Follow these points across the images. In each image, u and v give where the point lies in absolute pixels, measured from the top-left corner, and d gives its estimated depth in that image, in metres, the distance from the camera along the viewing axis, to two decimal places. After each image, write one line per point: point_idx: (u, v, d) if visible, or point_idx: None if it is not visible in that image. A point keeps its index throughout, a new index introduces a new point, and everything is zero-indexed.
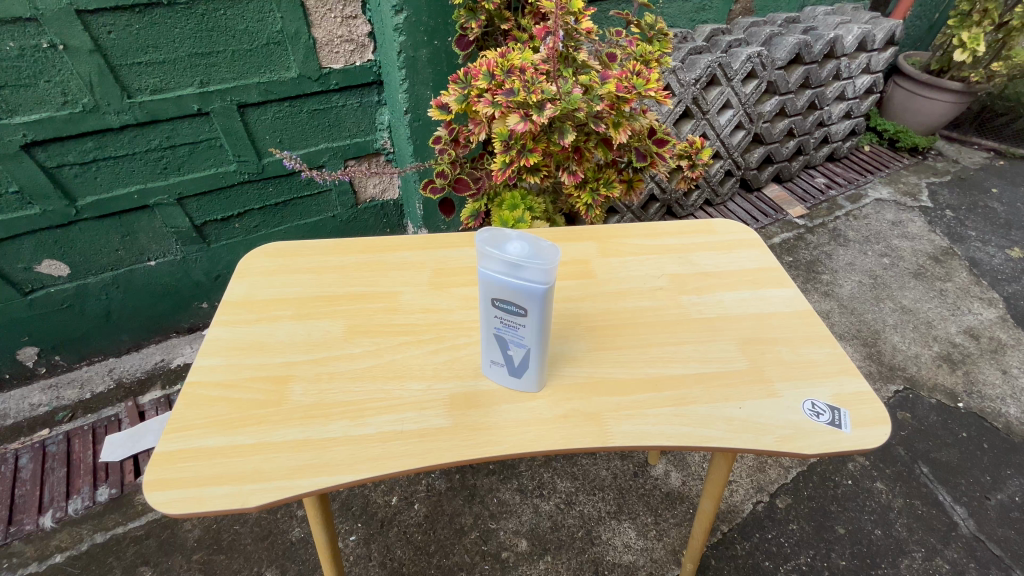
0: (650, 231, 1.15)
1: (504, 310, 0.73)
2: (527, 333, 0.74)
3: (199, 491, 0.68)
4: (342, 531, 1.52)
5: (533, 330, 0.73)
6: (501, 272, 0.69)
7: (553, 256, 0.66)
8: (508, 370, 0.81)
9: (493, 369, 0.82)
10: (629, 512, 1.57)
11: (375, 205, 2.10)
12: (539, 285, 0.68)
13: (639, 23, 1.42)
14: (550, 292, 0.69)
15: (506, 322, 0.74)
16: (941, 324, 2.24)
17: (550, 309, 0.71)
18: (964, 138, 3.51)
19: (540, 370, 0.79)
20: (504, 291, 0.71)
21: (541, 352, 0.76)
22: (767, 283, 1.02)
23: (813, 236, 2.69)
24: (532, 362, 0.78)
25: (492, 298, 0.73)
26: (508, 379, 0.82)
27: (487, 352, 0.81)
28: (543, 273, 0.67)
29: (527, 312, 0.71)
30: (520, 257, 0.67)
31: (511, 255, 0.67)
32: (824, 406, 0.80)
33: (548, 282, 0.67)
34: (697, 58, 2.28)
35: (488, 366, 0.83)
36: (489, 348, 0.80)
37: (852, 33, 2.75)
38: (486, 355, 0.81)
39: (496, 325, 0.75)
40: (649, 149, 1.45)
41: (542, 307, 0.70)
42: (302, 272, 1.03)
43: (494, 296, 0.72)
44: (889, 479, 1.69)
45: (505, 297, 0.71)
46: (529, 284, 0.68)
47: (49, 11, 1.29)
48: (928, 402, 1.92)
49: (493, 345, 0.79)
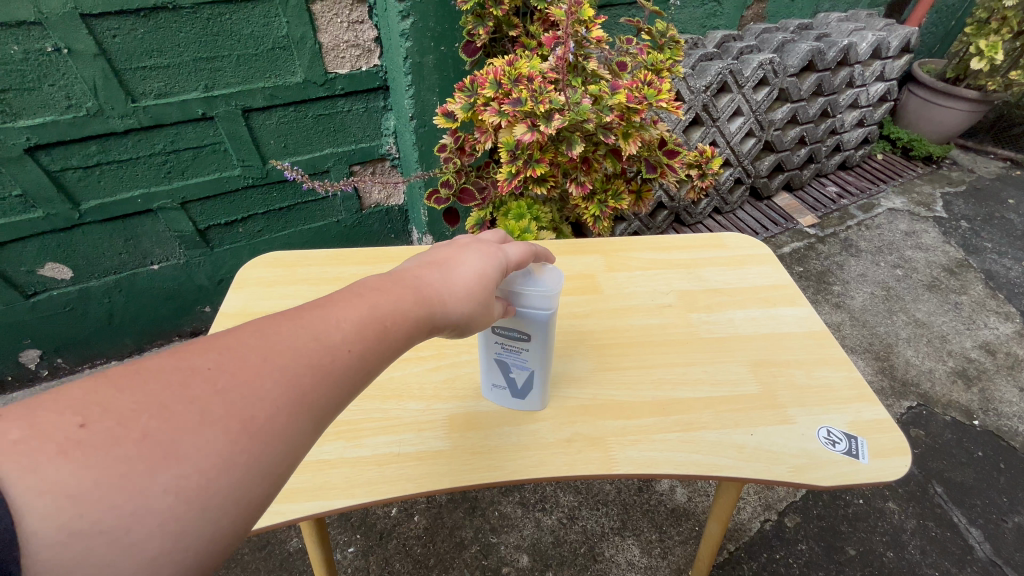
0: (659, 245, 1.12)
1: (506, 335, 0.71)
2: (534, 358, 0.72)
3: None
4: (340, 542, 1.49)
5: (536, 353, 0.71)
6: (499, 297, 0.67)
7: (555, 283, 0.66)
8: (511, 397, 0.78)
9: (494, 396, 0.80)
10: (633, 528, 1.53)
11: (379, 210, 2.09)
12: (542, 310, 0.67)
13: (649, 29, 1.36)
14: (552, 317, 0.68)
15: (508, 347, 0.72)
16: (956, 338, 2.19)
17: (551, 333, 0.70)
18: (979, 148, 3.45)
19: (543, 392, 0.77)
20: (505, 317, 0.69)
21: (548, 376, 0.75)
22: (781, 301, 0.98)
23: (825, 246, 2.64)
24: (535, 385, 0.76)
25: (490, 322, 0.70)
26: (509, 406, 0.80)
27: (484, 376, 0.78)
28: (545, 299, 0.66)
29: (531, 338, 0.70)
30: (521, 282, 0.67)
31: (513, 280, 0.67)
32: (841, 434, 0.76)
33: (551, 308, 0.67)
34: (707, 65, 2.24)
35: (488, 392, 0.80)
36: (487, 373, 0.77)
37: (866, 41, 2.69)
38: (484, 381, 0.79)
39: (497, 352, 0.73)
40: (659, 160, 1.41)
41: (545, 331, 0.69)
42: (301, 283, 1.01)
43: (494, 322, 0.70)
44: (901, 500, 1.64)
45: (506, 322, 0.69)
46: (532, 309, 0.67)
47: (53, 15, 1.28)
48: (942, 420, 1.87)
49: (493, 369, 0.76)
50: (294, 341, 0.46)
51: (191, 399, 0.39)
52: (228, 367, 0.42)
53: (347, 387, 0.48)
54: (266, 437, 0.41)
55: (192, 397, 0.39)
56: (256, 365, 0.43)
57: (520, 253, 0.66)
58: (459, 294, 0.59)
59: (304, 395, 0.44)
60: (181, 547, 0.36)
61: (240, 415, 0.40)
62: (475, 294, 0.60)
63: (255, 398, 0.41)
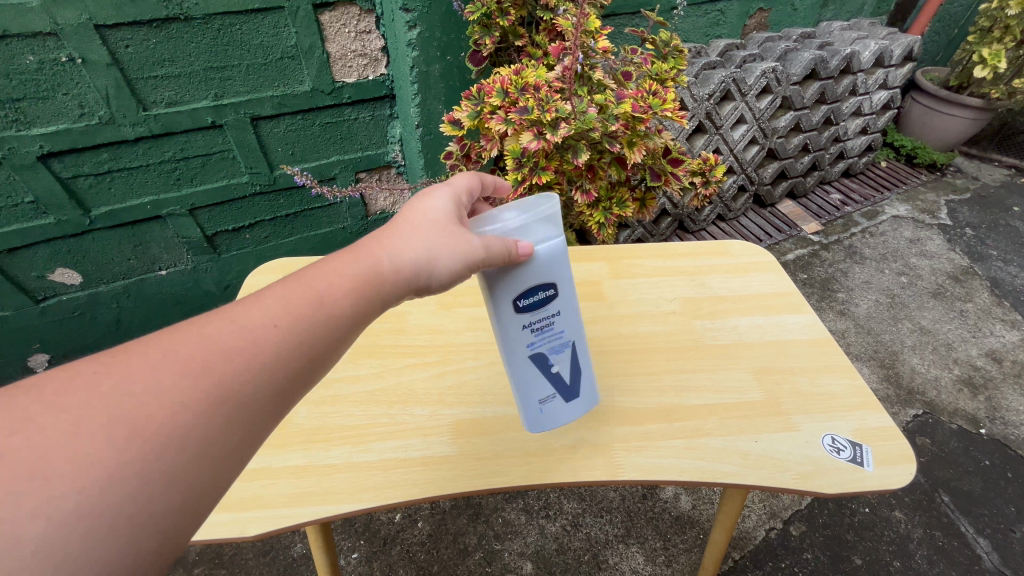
0: (663, 251, 1.12)
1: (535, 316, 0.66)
2: (571, 323, 0.70)
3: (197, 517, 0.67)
4: (344, 548, 1.49)
5: (565, 302, 0.68)
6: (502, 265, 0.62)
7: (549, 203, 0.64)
8: (564, 395, 0.73)
9: (541, 414, 0.73)
10: (637, 536, 1.53)
11: (385, 216, 2.11)
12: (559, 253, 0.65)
13: (653, 40, 1.37)
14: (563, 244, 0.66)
15: (539, 318, 0.67)
16: (962, 346, 2.18)
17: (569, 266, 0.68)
18: (983, 155, 3.46)
19: (586, 374, 0.74)
20: (529, 278, 0.64)
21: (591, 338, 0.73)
22: (785, 308, 0.99)
23: (829, 253, 2.64)
24: (577, 361, 0.72)
25: (513, 313, 0.65)
26: (564, 410, 0.74)
27: (524, 396, 0.71)
28: (551, 224, 0.64)
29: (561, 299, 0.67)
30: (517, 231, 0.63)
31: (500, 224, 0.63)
32: (845, 442, 0.77)
33: (559, 233, 0.65)
34: (711, 73, 2.25)
35: (532, 416, 0.73)
36: (528, 385, 0.70)
37: (869, 49, 2.71)
38: (528, 403, 0.72)
39: (532, 347, 0.68)
40: (664, 168, 1.42)
41: (565, 266, 0.67)
42: None
43: (517, 296, 0.64)
44: (908, 509, 1.62)
45: (531, 285, 0.64)
46: (549, 255, 0.64)
47: (69, 26, 1.30)
48: (948, 428, 1.86)
49: (532, 374, 0.69)
50: (209, 334, 0.49)
51: (92, 404, 0.42)
52: (134, 367, 0.45)
53: (273, 363, 0.50)
54: (177, 424, 0.43)
55: (94, 402, 0.42)
56: (164, 361, 0.46)
57: (456, 195, 0.70)
58: (400, 252, 0.60)
59: (218, 378, 0.47)
60: (118, 512, 0.40)
61: (147, 411, 0.43)
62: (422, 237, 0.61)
63: (159, 391, 0.44)
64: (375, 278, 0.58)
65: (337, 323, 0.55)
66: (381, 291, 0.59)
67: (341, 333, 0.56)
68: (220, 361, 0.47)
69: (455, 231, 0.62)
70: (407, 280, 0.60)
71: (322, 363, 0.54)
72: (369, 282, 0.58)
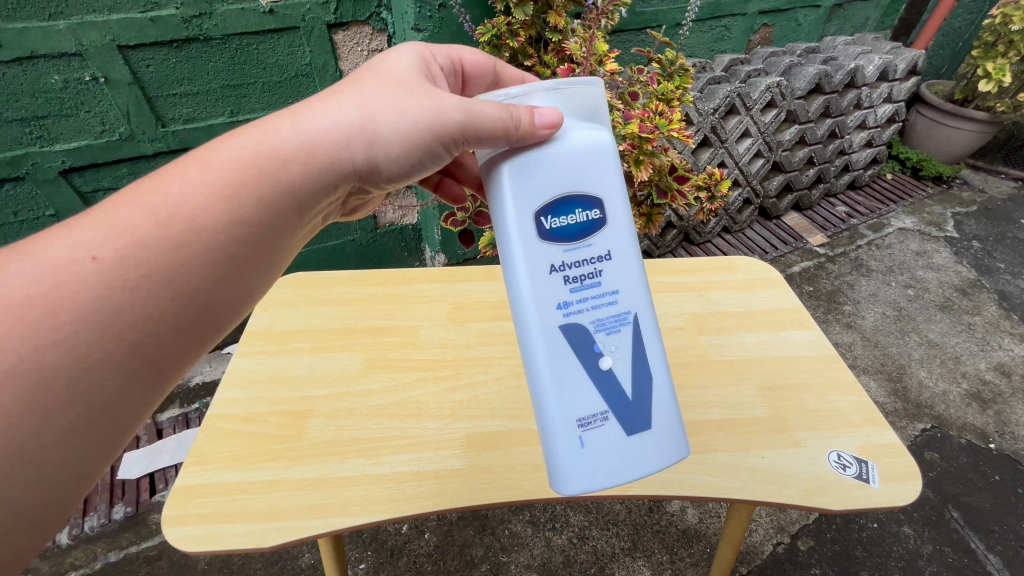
0: (670, 267, 1.14)
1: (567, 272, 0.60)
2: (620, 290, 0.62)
3: (215, 528, 0.68)
4: (352, 558, 1.50)
5: (609, 218, 0.61)
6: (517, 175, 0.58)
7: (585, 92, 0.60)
8: (625, 418, 0.60)
9: (599, 472, 0.59)
10: (644, 549, 1.53)
11: (394, 229, 2.14)
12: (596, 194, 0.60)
13: (658, 59, 1.39)
14: (601, 144, 0.61)
15: (578, 239, 0.60)
16: (970, 359, 2.18)
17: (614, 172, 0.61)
18: (990, 167, 3.46)
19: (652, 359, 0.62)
20: (559, 180, 0.59)
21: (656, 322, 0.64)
22: (790, 324, 1.00)
23: (835, 266, 2.65)
24: (633, 328, 0.62)
25: (545, 223, 0.58)
26: (639, 462, 0.60)
27: (561, 393, 0.59)
28: (582, 116, 0.60)
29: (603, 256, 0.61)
30: (553, 107, 0.58)
31: (526, 92, 0.59)
32: (851, 458, 0.78)
33: (593, 129, 0.60)
34: (715, 88, 2.28)
35: (587, 480, 0.59)
36: (571, 376, 0.59)
37: (873, 63, 2.74)
38: (569, 419, 0.59)
39: (567, 315, 0.59)
40: (670, 185, 1.44)
41: (604, 172, 0.60)
42: (322, 304, 1.02)
43: (547, 203, 0.58)
44: (917, 524, 1.62)
45: (563, 188, 0.59)
46: (578, 160, 0.59)
47: (93, 46, 1.35)
48: (957, 443, 1.86)
49: (579, 344, 0.59)
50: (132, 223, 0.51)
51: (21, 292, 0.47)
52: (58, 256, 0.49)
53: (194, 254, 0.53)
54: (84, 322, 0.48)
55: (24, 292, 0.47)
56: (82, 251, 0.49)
57: (414, 61, 0.68)
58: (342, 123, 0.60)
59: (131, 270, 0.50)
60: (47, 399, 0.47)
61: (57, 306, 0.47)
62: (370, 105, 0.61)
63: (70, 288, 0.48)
64: (283, 165, 0.58)
65: (218, 242, 0.54)
66: (288, 186, 0.58)
67: (248, 234, 0.57)
68: (106, 260, 0.49)
69: (411, 95, 0.62)
70: (339, 157, 0.60)
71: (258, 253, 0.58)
72: (269, 172, 0.57)
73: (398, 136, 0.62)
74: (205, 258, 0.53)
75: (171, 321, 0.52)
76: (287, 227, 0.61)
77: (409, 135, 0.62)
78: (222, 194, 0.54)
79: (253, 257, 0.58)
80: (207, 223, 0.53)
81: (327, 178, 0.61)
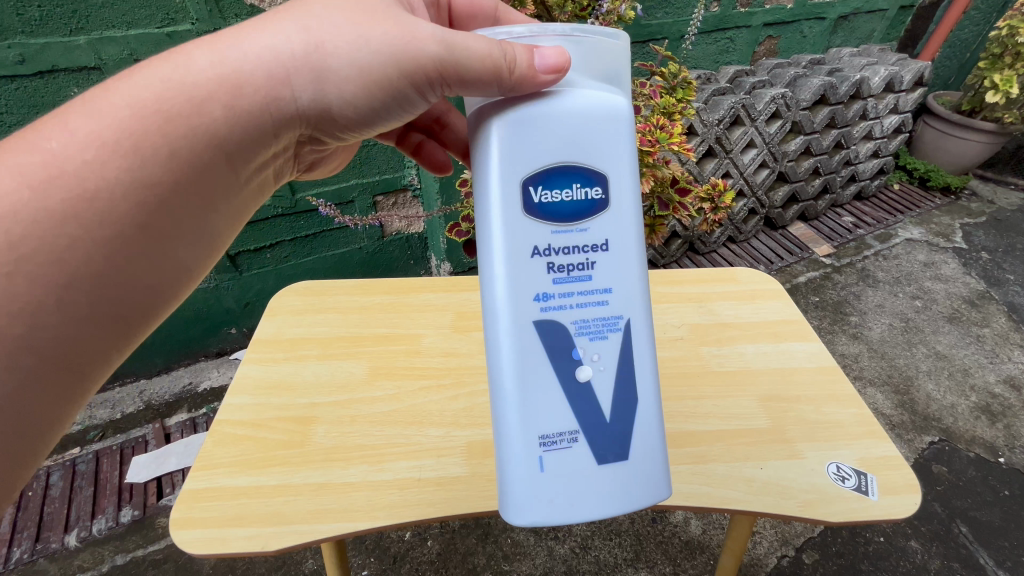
0: (671, 278, 1.15)
1: (555, 268, 0.58)
2: (609, 297, 0.60)
3: (221, 532, 0.70)
4: (355, 564, 1.51)
5: (610, 195, 0.59)
6: (512, 140, 0.55)
7: (603, 44, 0.56)
8: (594, 438, 0.58)
9: (558, 500, 0.57)
10: (646, 560, 1.52)
11: (400, 237, 2.17)
12: (598, 191, 0.58)
13: (662, 73, 1.41)
14: (614, 107, 0.57)
15: (570, 217, 0.58)
16: (978, 372, 2.16)
17: (624, 139, 0.58)
18: (999, 178, 3.44)
19: (637, 368, 0.62)
20: (559, 148, 0.56)
21: (645, 340, 0.62)
22: (791, 336, 1.00)
23: (841, 276, 2.64)
24: (620, 330, 0.61)
25: (536, 192, 0.56)
26: (607, 493, 0.58)
27: (527, 395, 0.58)
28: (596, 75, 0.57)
29: (596, 259, 0.60)
30: (565, 52, 0.54)
31: (536, 33, 0.55)
32: (850, 470, 0.78)
33: (608, 91, 0.57)
34: (720, 99, 2.30)
35: (543, 508, 0.57)
36: (541, 379, 0.58)
37: (878, 75, 2.74)
38: (534, 426, 0.58)
39: (546, 309, 0.58)
40: (671, 197, 1.46)
41: (612, 143, 0.58)
42: (329, 311, 1.04)
43: (543, 172, 0.56)
44: (925, 539, 1.60)
45: (562, 157, 0.56)
46: (581, 127, 0.56)
47: (112, 61, 1.38)
48: (966, 456, 1.84)
49: (557, 346, 0.58)
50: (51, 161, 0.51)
51: None
52: None
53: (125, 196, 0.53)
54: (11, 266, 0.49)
55: None
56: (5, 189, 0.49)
57: None
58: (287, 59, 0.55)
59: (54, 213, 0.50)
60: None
61: None
62: (320, 34, 0.55)
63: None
64: (202, 108, 0.54)
65: (114, 211, 0.53)
66: (204, 139, 0.55)
67: (186, 178, 0.56)
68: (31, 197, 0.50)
69: (372, 19, 0.56)
70: (279, 94, 0.56)
71: (202, 199, 0.59)
72: (181, 120, 0.53)
73: (348, 67, 0.56)
74: (103, 231, 0.52)
75: (74, 302, 0.53)
76: (205, 191, 0.59)
77: (359, 68, 0.56)
78: (115, 152, 0.52)
79: (167, 225, 0.57)
80: (101, 186, 0.52)
81: (260, 123, 0.57)
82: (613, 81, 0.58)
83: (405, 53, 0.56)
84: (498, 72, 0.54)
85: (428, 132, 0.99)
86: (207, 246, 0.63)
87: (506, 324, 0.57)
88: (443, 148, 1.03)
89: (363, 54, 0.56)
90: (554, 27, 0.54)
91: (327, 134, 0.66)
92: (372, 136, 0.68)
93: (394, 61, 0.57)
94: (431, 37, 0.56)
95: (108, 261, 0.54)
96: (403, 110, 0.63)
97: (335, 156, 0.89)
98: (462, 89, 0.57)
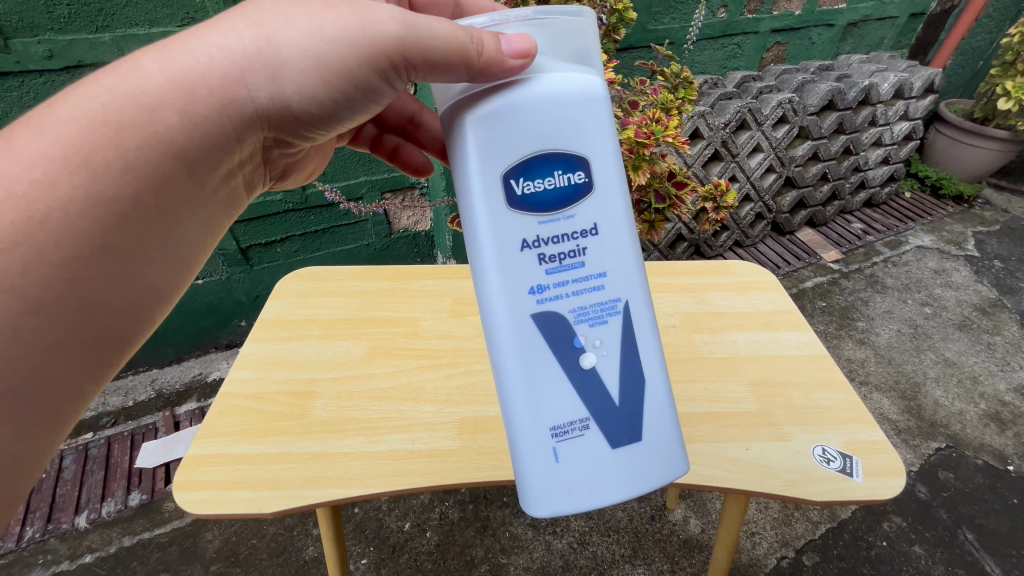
0: (667, 270, 1.16)
1: (546, 258, 0.59)
2: (604, 282, 0.62)
3: (221, 494, 0.73)
4: (354, 553, 1.53)
5: (594, 177, 0.60)
6: (488, 133, 0.56)
7: (570, 23, 0.56)
8: (605, 423, 0.60)
9: (575, 488, 0.59)
10: (644, 557, 1.52)
11: (407, 234, 2.21)
12: (581, 175, 0.59)
13: (663, 72, 1.44)
14: (590, 85, 0.57)
15: (557, 204, 0.59)
16: (988, 380, 2.13)
17: (603, 117, 0.59)
18: (1014, 187, 3.40)
19: (641, 349, 0.63)
20: (537, 135, 0.56)
21: (646, 319, 0.64)
22: (783, 326, 1.01)
23: (849, 282, 2.62)
24: (620, 314, 0.62)
25: (518, 183, 0.57)
26: (622, 475, 0.60)
27: (535, 391, 0.59)
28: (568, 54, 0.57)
29: (587, 244, 0.61)
30: (531, 36, 0.55)
31: (500, 21, 0.56)
32: (835, 453, 0.79)
33: (581, 70, 0.57)
34: (726, 103, 2.32)
35: (562, 498, 0.59)
36: (545, 373, 0.60)
37: (887, 81, 2.75)
38: (543, 421, 0.60)
39: (542, 300, 0.59)
40: (669, 192, 1.49)
41: (592, 122, 0.58)
42: (332, 295, 1.07)
43: (524, 161, 0.57)
44: (929, 545, 1.58)
45: (542, 144, 0.57)
46: (558, 113, 0.56)
47: (134, 57, 1.45)
48: (973, 463, 1.82)
49: (557, 338, 0.60)
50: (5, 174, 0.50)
51: None
52: None
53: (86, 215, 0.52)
54: None
55: None
56: None
57: None
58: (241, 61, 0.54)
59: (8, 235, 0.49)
60: None
61: None
62: (271, 29, 0.54)
63: None
64: (155, 116, 0.53)
65: (71, 229, 0.52)
66: (161, 149, 0.54)
67: (147, 194, 0.56)
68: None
69: (325, 6, 0.55)
70: (235, 95, 0.55)
71: (167, 215, 0.59)
72: (134, 129, 0.53)
73: (301, 57, 0.55)
74: (59, 251, 0.51)
75: (39, 329, 0.51)
76: (167, 205, 0.58)
77: (314, 60, 0.55)
78: (64, 170, 0.51)
79: (131, 243, 0.56)
80: (54, 204, 0.51)
81: (220, 127, 0.57)
82: (586, 60, 0.58)
83: (364, 42, 0.56)
84: (466, 55, 0.54)
85: (404, 133, 1.02)
86: (176, 264, 0.62)
87: (506, 324, 0.59)
88: (421, 150, 1.06)
89: (317, 44, 0.55)
90: (516, 13, 0.55)
91: (294, 134, 0.65)
92: (336, 131, 0.68)
93: (350, 50, 0.56)
94: (391, 26, 0.56)
95: (70, 286, 0.52)
96: (369, 101, 0.63)
97: (307, 160, 0.90)
98: (432, 78, 0.57)
